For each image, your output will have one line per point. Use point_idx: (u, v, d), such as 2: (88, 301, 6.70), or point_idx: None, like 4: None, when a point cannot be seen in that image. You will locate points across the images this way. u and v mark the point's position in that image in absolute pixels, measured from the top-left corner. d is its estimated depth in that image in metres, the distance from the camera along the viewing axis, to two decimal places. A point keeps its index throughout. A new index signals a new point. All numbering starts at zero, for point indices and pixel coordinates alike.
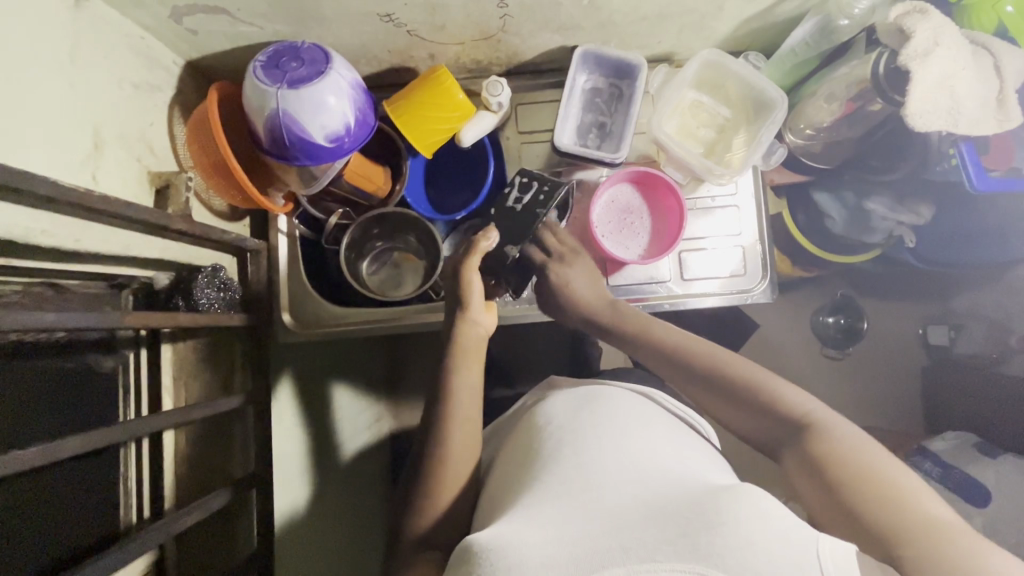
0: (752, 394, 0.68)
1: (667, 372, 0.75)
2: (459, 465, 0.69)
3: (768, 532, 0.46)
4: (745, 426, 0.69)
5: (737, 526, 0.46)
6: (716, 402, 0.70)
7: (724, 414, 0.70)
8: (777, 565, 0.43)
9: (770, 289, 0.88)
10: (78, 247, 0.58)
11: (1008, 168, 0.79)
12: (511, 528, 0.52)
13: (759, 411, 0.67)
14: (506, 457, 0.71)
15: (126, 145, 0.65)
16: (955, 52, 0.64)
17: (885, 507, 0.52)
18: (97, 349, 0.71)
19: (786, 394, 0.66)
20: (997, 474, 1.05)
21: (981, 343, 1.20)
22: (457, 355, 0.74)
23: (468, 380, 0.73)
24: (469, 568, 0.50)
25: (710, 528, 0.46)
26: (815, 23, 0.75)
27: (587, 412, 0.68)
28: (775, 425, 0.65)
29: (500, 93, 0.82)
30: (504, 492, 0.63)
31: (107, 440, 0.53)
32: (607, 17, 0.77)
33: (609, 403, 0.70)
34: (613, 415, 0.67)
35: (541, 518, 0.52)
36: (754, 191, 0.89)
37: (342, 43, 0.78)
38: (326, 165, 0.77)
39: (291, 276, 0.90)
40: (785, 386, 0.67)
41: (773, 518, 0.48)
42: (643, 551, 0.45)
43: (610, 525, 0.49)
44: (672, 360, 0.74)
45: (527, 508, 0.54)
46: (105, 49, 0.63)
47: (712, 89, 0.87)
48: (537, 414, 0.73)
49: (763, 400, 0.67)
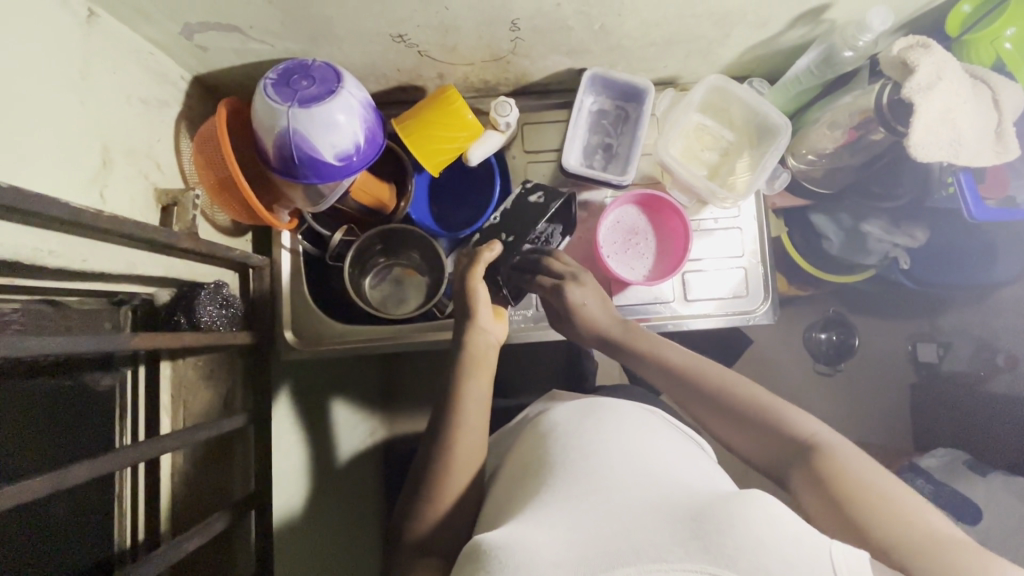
0: (759, 419, 0.67)
1: (674, 390, 0.74)
2: (461, 474, 0.68)
3: (780, 536, 0.46)
4: (752, 447, 0.68)
5: (748, 529, 0.46)
6: (727, 425, 0.69)
7: (730, 435, 0.69)
8: (791, 567, 0.44)
9: (772, 310, 0.89)
10: (85, 267, 0.57)
11: (1002, 196, 0.82)
12: (521, 529, 0.52)
13: (768, 435, 0.66)
14: (510, 465, 0.70)
15: (134, 161, 0.64)
16: (956, 85, 0.65)
17: (885, 525, 0.53)
18: (94, 368, 0.69)
19: (793, 415, 0.66)
20: (987, 492, 1.06)
21: (969, 361, 1.24)
22: (467, 365, 0.74)
23: (479, 394, 0.72)
24: (477, 566, 0.49)
25: (720, 530, 0.46)
26: (818, 52, 0.76)
27: (593, 420, 0.68)
28: (783, 445, 0.65)
29: (509, 113, 0.82)
30: (509, 495, 0.63)
31: (113, 465, 0.52)
32: (616, 42, 0.78)
33: (611, 413, 0.69)
34: (617, 422, 0.67)
35: (555, 517, 0.52)
36: (757, 213, 0.91)
37: (352, 61, 0.78)
38: (335, 183, 0.76)
39: (294, 292, 0.88)
40: (786, 405, 0.67)
41: (781, 524, 0.47)
42: (654, 550, 0.46)
43: (621, 524, 0.49)
44: (679, 377, 0.73)
45: (538, 510, 0.54)
46: (115, 65, 0.62)
47: (716, 113, 0.89)
48: (541, 421, 0.73)
49: (769, 422, 0.66)
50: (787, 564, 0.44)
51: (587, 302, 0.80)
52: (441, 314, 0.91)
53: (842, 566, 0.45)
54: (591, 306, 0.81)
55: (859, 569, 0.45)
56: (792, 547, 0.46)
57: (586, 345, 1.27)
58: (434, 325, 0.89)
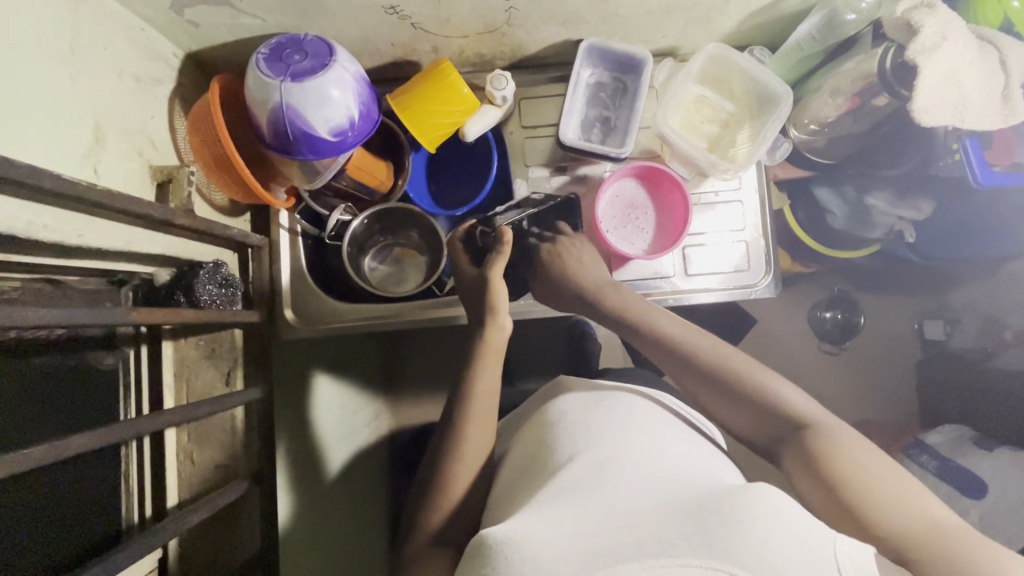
0: (761, 401, 0.66)
1: (660, 360, 0.73)
2: (459, 451, 0.67)
3: (786, 531, 0.46)
4: (754, 431, 0.67)
5: (753, 525, 0.46)
6: (718, 402, 0.69)
7: (733, 419, 0.69)
8: (796, 563, 0.44)
9: (773, 283, 0.88)
10: (81, 242, 0.57)
11: (1010, 163, 0.80)
12: (526, 523, 0.51)
13: (771, 421, 0.65)
14: (514, 455, 0.69)
15: (127, 138, 0.64)
16: (961, 45, 0.63)
17: (887, 512, 0.52)
18: (97, 347, 0.70)
19: (786, 395, 0.65)
20: (994, 467, 1.06)
21: (976, 337, 1.22)
22: (478, 354, 0.73)
23: (492, 380, 0.72)
24: (484, 564, 0.49)
25: (724, 525, 0.46)
26: (820, 17, 0.74)
27: (600, 411, 0.67)
28: (772, 424, 0.65)
29: (505, 87, 0.81)
30: (514, 488, 0.63)
31: (112, 439, 0.52)
32: (613, 11, 0.76)
33: (620, 404, 0.69)
34: (624, 412, 0.66)
35: (561, 508, 0.52)
36: (758, 186, 0.89)
37: (345, 36, 0.77)
38: (330, 159, 0.76)
39: (294, 271, 0.88)
40: (783, 385, 0.67)
41: (786, 517, 0.47)
42: (658, 546, 0.45)
43: (624, 520, 0.49)
44: (673, 352, 0.72)
45: (541, 504, 0.54)
46: (106, 41, 0.62)
47: (716, 84, 0.87)
48: (548, 410, 0.72)
49: (757, 399, 0.66)
50: (792, 556, 0.44)
51: (582, 255, 0.84)
52: (440, 292, 0.92)
53: (845, 561, 0.45)
54: (586, 259, 0.84)
55: (863, 563, 0.46)
56: (801, 547, 0.45)
57: (589, 327, 1.26)
58: (434, 302, 0.89)
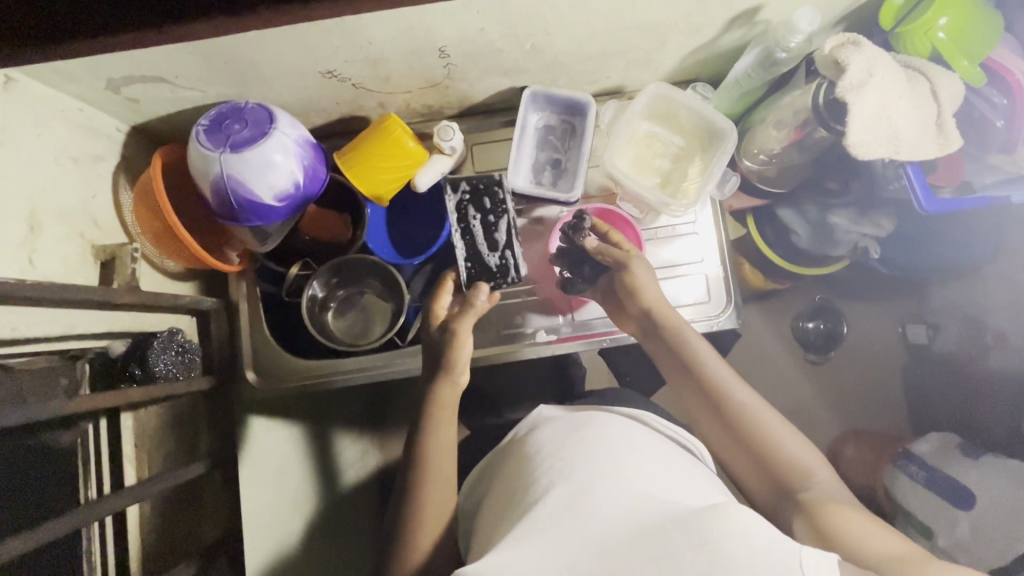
0: (749, 433, 0.68)
1: (684, 385, 0.73)
2: (431, 526, 0.67)
3: (752, 547, 0.48)
4: (747, 475, 0.68)
5: (721, 546, 0.48)
6: (726, 446, 0.70)
7: (725, 455, 0.70)
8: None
9: (734, 314, 0.89)
10: (16, 334, 0.57)
11: (958, 183, 0.80)
12: (505, 559, 0.52)
13: (761, 459, 0.67)
14: (491, 499, 0.67)
15: (66, 222, 0.64)
16: (889, 81, 0.64)
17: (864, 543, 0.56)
18: (52, 425, 0.70)
19: (797, 455, 0.67)
20: (980, 474, 1.03)
21: (959, 341, 1.19)
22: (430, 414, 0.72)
23: (446, 437, 0.71)
24: None
25: (697, 547, 0.48)
26: (755, 54, 0.75)
27: (574, 439, 0.64)
28: (772, 483, 0.66)
29: (452, 137, 0.81)
30: (494, 512, 0.64)
31: (56, 534, 0.52)
32: (551, 59, 0.77)
33: (597, 423, 0.67)
34: (599, 436, 0.64)
35: (536, 542, 0.53)
36: (713, 219, 0.90)
37: (287, 100, 0.78)
38: (278, 223, 0.76)
39: (254, 330, 0.88)
40: (797, 445, 0.67)
41: (751, 535, 0.49)
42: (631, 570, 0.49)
43: (606, 546, 0.51)
44: (704, 381, 0.71)
45: (518, 532, 0.55)
46: (40, 127, 0.62)
47: (664, 120, 0.88)
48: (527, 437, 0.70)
49: (767, 453, 0.67)
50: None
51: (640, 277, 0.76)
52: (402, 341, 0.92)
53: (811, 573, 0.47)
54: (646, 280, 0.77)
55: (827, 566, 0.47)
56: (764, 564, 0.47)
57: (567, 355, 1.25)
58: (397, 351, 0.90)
